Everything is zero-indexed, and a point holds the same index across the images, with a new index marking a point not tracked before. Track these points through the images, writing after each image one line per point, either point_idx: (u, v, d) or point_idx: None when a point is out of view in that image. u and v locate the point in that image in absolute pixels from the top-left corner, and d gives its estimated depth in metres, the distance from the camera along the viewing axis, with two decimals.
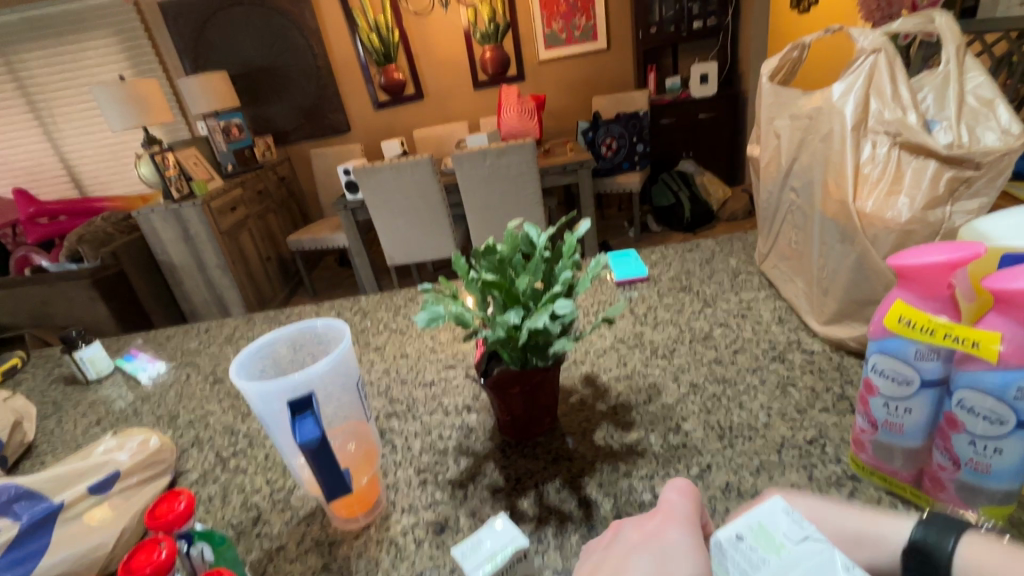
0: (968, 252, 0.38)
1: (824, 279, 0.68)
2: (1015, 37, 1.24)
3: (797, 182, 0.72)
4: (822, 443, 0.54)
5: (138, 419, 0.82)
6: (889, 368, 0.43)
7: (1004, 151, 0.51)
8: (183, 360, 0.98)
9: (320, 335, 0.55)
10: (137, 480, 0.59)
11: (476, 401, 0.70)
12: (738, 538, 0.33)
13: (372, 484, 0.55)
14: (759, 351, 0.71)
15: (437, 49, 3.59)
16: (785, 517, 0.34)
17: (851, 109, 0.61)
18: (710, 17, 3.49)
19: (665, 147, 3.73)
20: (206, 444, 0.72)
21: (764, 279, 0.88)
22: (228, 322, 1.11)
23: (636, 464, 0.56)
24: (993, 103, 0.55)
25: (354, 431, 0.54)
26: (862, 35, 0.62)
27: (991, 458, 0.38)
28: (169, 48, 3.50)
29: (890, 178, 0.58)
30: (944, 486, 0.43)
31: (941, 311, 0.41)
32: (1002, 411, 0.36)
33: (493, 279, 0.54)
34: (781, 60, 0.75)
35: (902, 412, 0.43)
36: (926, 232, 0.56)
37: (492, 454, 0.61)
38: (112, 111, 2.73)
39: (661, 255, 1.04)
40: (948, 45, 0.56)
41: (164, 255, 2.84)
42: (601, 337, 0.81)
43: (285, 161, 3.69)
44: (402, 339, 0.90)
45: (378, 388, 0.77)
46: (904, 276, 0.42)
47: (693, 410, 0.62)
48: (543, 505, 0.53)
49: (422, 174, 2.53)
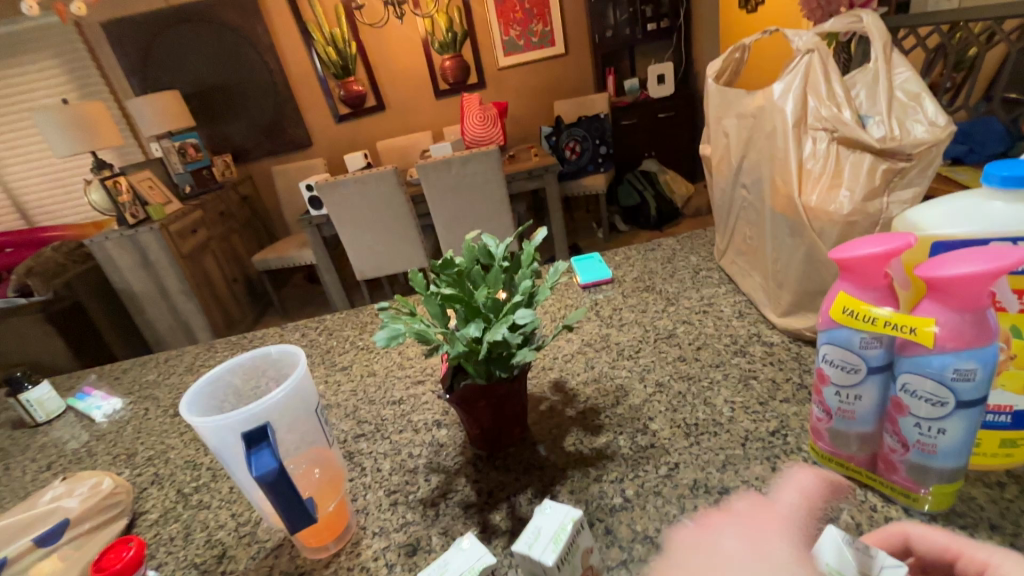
0: (900, 242, 0.40)
1: (779, 272, 0.69)
2: (944, 32, 1.32)
3: (747, 179, 0.74)
4: (783, 434, 0.56)
5: (92, 461, 0.78)
6: (838, 358, 0.44)
7: (931, 142, 0.54)
8: (140, 394, 0.94)
9: (274, 362, 0.54)
10: (89, 526, 0.58)
11: (446, 415, 0.70)
12: None
13: (340, 510, 0.54)
14: (721, 346, 0.72)
15: (396, 60, 3.57)
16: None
17: (791, 107, 0.63)
18: (663, 19, 3.59)
19: (628, 148, 3.80)
20: (167, 481, 0.69)
21: (724, 275, 0.90)
22: (189, 350, 1.07)
23: (606, 468, 0.56)
24: (921, 97, 0.57)
25: (317, 457, 0.52)
26: (797, 36, 0.64)
27: (936, 438, 0.40)
28: (117, 69, 3.39)
29: (831, 172, 0.60)
30: (896, 468, 0.44)
31: (881, 299, 0.42)
32: (942, 393, 0.38)
33: (453, 293, 0.53)
34: (724, 61, 0.77)
35: (853, 399, 0.44)
36: (867, 223, 0.58)
37: (464, 469, 0.61)
38: (56, 136, 2.62)
39: (624, 256, 1.06)
40: (875, 43, 0.59)
41: (122, 282, 2.73)
42: (568, 342, 0.81)
43: (247, 180, 3.60)
44: (369, 357, 0.88)
45: (345, 410, 0.76)
46: (844, 269, 0.43)
47: (659, 409, 0.63)
48: (515, 517, 0.53)
49: (387, 185, 2.50)
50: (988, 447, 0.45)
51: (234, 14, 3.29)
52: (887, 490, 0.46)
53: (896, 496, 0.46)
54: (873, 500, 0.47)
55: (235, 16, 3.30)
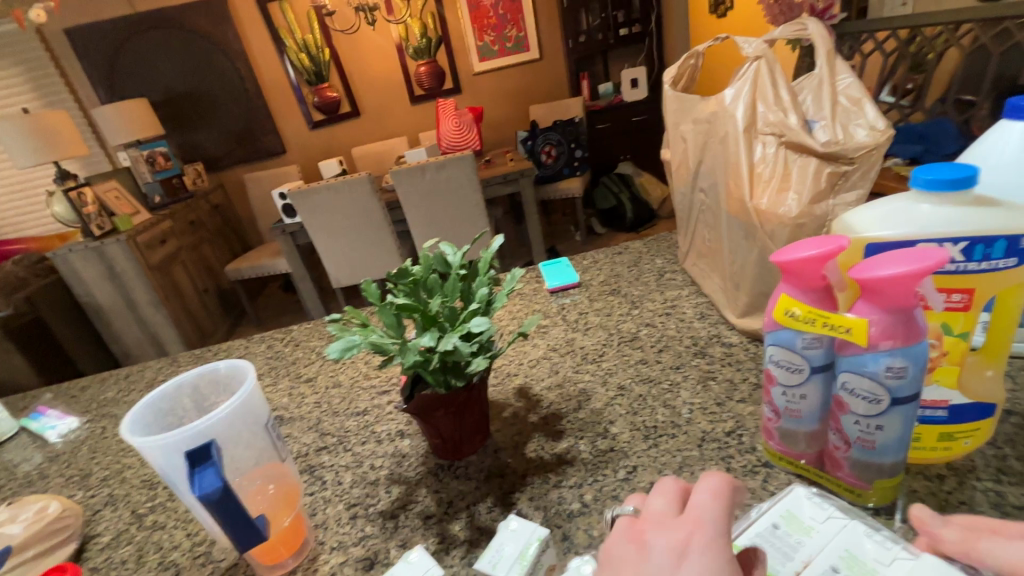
0: (834, 244, 0.41)
1: (736, 274, 0.70)
2: None
3: (704, 183, 0.75)
4: (739, 434, 0.56)
5: (45, 483, 0.75)
6: (783, 359, 0.45)
7: (872, 145, 0.56)
8: (97, 413, 0.91)
9: (222, 377, 0.53)
10: (33, 553, 0.56)
11: (409, 426, 0.69)
12: (775, 527, 0.40)
13: (296, 526, 0.53)
14: (682, 348, 0.73)
15: (369, 66, 3.55)
16: (808, 501, 0.41)
17: (741, 112, 0.64)
18: (635, 24, 3.64)
19: (603, 152, 3.84)
20: (121, 502, 0.67)
21: (687, 276, 0.91)
22: (151, 365, 1.04)
23: (566, 474, 0.56)
24: (862, 102, 0.59)
25: (271, 472, 0.51)
26: (747, 42, 0.66)
27: (875, 434, 0.41)
28: (81, 77, 3.30)
29: (779, 176, 0.62)
30: (841, 465, 0.45)
31: (820, 300, 0.43)
32: (878, 390, 0.39)
33: (408, 302, 0.52)
34: (680, 68, 0.78)
35: (798, 398, 0.45)
36: (814, 225, 0.59)
37: (425, 479, 0.60)
38: (15, 146, 2.53)
39: (592, 260, 1.06)
40: (820, 51, 0.61)
41: (88, 296, 2.66)
42: (534, 347, 0.81)
43: (218, 188, 3.53)
44: (335, 367, 0.87)
45: (308, 422, 0.75)
46: (785, 272, 0.44)
47: (620, 413, 0.63)
48: (474, 527, 0.53)
49: (360, 192, 2.48)
50: (927, 441, 0.46)
51: (204, 21, 3.24)
52: (834, 486, 0.47)
53: (842, 492, 0.46)
54: None
55: (205, 23, 3.25)
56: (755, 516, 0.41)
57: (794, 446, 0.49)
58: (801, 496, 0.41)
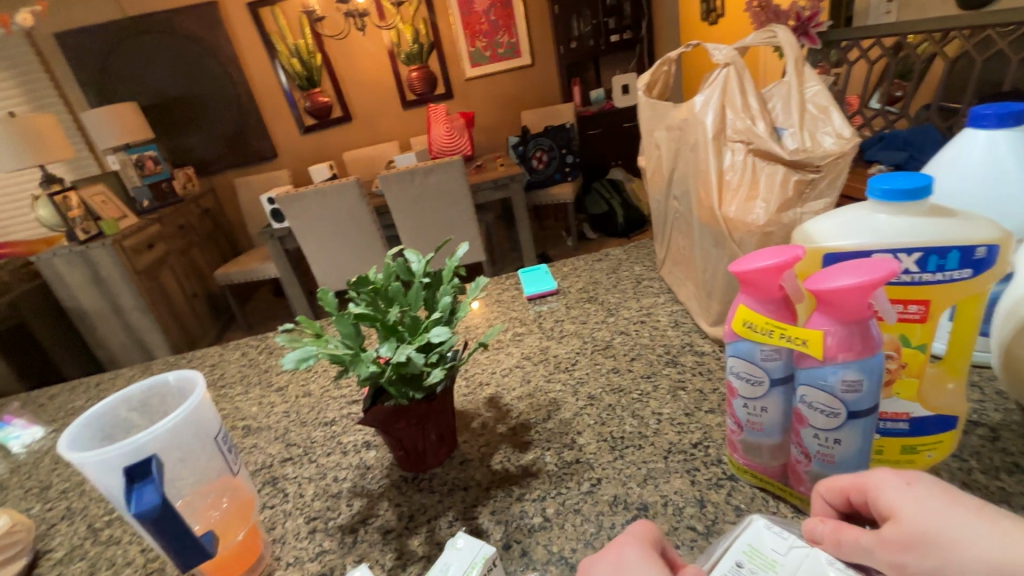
0: (789, 255, 0.40)
1: (708, 282, 0.69)
2: None
3: (678, 191, 0.74)
4: (705, 445, 0.55)
5: (3, 495, 0.73)
6: (743, 371, 0.44)
7: (838, 154, 0.56)
8: (63, 423, 0.89)
9: (173, 390, 0.52)
10: None
11: (376, 436, 0.68)
12: (739, 566, 0.37)
13: (250, 541, 0.51)
14: (654, 356, 0.72)
15: (361, 71, 3.54)
16: (769, 532, 0.39)
17: (710, 119, 0.63)
18: (626, 31, 3.65)
19: (595, 157, 3.85)
20: (78, 516, 0.65)
21: (664, 284, 0.90)
22: (123, 373, 1.02)
23: (530, 486, 0.55)
24: (829, 109, 0.59)
25: (224, 487, 0.50)
26: (717, 49, 0.65)
27: (834, 448, 0.40)
28: (70, 80, 3.28)
29: (747, 184, 0.61)
30: (802, 479, 0.44)
31: (776, 312, 0.42)
32: (835, 404, 0.39)
33: (366, 312, 0.51)
34: (654, 74, 0.77)
35: (760, 411, 0.44)
36: (782, 233, 0.59)
37: (387, 492, 0.59)
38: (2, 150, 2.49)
39: (572, 267, 1.05)
40: (788, 57, 0.60)
41: (73, 300, 2.64)
42: (508, 356, 0.80)
43: (209, 193, 3.51)
44: (307, 376, 0.86)
45: (275, 433, 0.73)
46: (742, 284, 0.43)
47: (588, 423, 0.62)
48: (433, 542, 0.51)
49: (349, 197, 2.47)
50: (890, 454, 0.45)
51: (195, 25, 3.24)
52: (797, 500, 0.46)
53: (806, 506, 0.46)
54: (784, 511, 0.47)
55: (195, 27, 3.24)
56: (715, 556, 0.39)
57: (761, 461, 0.48)
58: (762, 527, 0.39)
